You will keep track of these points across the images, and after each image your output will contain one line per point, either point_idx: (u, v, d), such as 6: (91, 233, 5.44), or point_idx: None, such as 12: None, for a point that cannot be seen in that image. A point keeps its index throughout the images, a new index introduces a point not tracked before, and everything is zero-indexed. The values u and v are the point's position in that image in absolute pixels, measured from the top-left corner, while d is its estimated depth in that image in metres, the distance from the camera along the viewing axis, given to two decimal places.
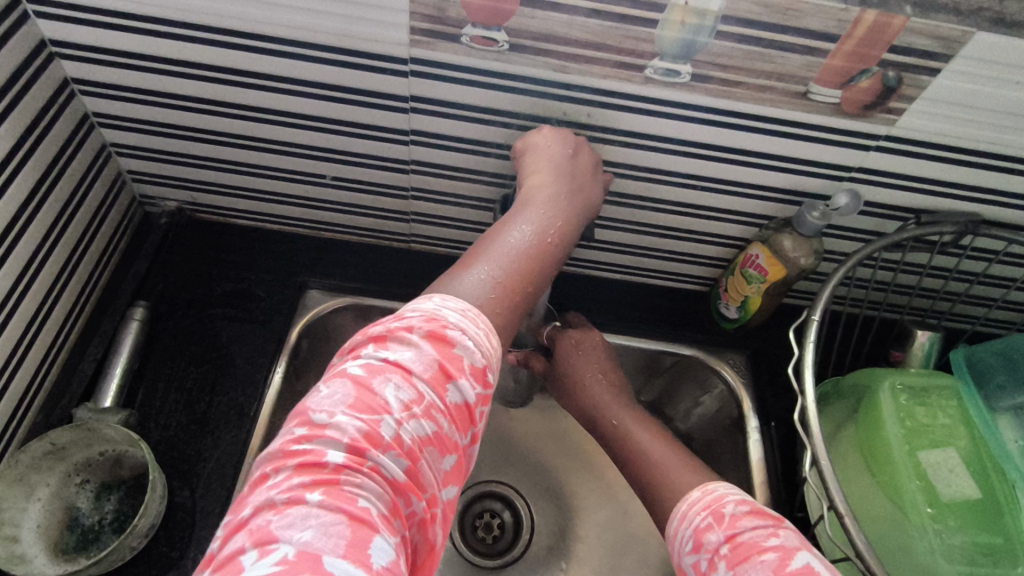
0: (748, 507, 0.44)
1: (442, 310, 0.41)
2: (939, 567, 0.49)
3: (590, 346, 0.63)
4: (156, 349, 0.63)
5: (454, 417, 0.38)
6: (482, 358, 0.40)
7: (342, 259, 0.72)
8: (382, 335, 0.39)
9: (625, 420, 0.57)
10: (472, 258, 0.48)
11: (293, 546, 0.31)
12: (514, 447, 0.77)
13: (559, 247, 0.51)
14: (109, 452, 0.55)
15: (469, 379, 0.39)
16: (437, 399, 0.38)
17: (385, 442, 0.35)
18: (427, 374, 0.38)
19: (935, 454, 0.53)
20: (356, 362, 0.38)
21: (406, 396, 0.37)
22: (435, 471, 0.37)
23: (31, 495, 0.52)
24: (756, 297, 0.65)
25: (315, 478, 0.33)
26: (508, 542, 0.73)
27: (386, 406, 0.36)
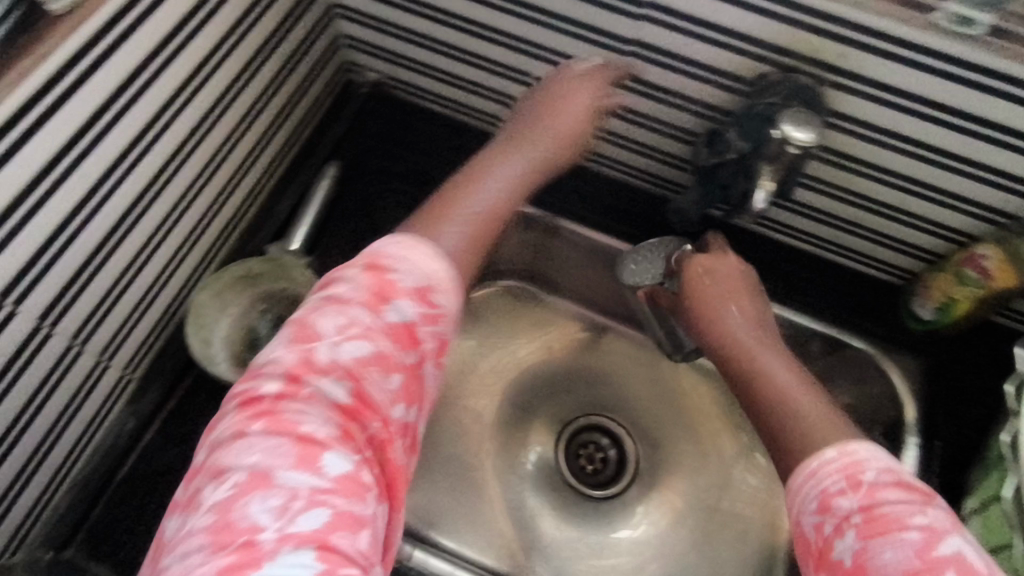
0: (891, 477, 0.41)
1: (384, 247, 0.43)
2: None
3: (722, 275, 0.58)
4: (340, 207, 0.68)
5: (396, 336, 0.40)
6: (428, 283, 0.42)
7: None
8: (376, 258, 0.42)
9: (763, 361, 0.52)
10: (437, 211, 0.49)
11: (243, 468, 0.35)
12: (630, 396, 0.76)
13: (510, 207, 0.53)
14: (289, 290, 0.59)
15: (410, 300, 0.41)
16: (369, 317, 0.40)
17: (323, 366, 0.39)
18: (365, 299, 0.40)
19: None
20: (317, 302, 0.41)
21: (343, 323, 0.40)
22: (383, 390, 0.40)
23: (224, 309, 0.58)
24: (966, 303, 0.58)
25: (257, 410, 0.37)
26: (611, 476, 0.74)
27: (320, 335, 0.39)
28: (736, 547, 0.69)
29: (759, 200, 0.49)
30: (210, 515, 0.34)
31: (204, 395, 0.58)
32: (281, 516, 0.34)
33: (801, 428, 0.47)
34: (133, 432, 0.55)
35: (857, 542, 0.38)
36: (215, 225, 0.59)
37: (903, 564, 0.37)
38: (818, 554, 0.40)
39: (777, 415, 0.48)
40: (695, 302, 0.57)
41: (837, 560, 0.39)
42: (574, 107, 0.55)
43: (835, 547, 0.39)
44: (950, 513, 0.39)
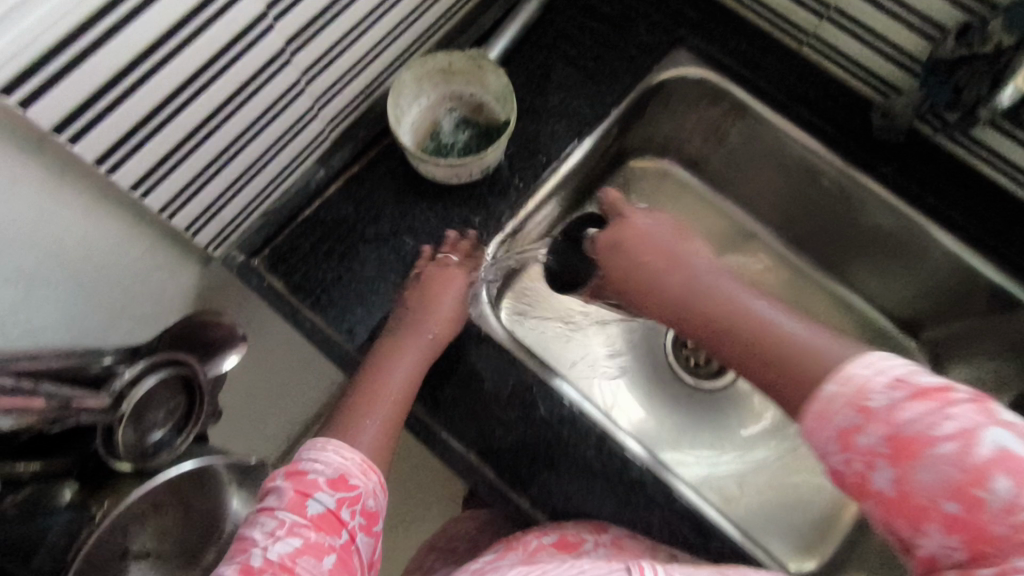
0: (905, 391, 0.35)
1: (302, 455, 0.48)
2: None
3: (636, 242, 0.54)
4: (538, 33, 0.68)
5: (321, 528, 0.44)
6: (336, 471, 0.47)
7: (726, 31, 0.69)
8: (295, 468, 0.47)
9: (748, 307, 0.44)
10: (352, 423, 0.51)
11: None
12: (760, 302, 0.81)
13: (403, 401, 0.53)
14: (478, 96, 0.64)
15: (326, 491, 0.46)
16: (299, 517, 0.44)
17: (259, 566, 0.42)
18: (284, 503, 0.45)
19: None
20: (246, 523, 0.45)
21: (267, 529, 0.44)
22: (317, 568, 0.43)
23: (419, 96, 0.63)
24: None
25: None
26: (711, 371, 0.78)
27: (254, 541, 0.43)
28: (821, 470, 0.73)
29: (1007, 96, 0.51)
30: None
31: (382, 167, 0.63)
32: None
33: (807, 388, 0.39)
34: (321, 183, 0.62)
35: (891, 473, 0.35)
36: (430, 15, 0.62)
37: (942, 483, 0.34)
38: (854, 484, 0.37)
39: (760, 357, 0.42)
40: (656, 260, 0.52)
41: (877, 490, 0.36)
42: (442, 284, 0.57)
43: (872, 478, 0.36)
44: (978, 399, 0.35)
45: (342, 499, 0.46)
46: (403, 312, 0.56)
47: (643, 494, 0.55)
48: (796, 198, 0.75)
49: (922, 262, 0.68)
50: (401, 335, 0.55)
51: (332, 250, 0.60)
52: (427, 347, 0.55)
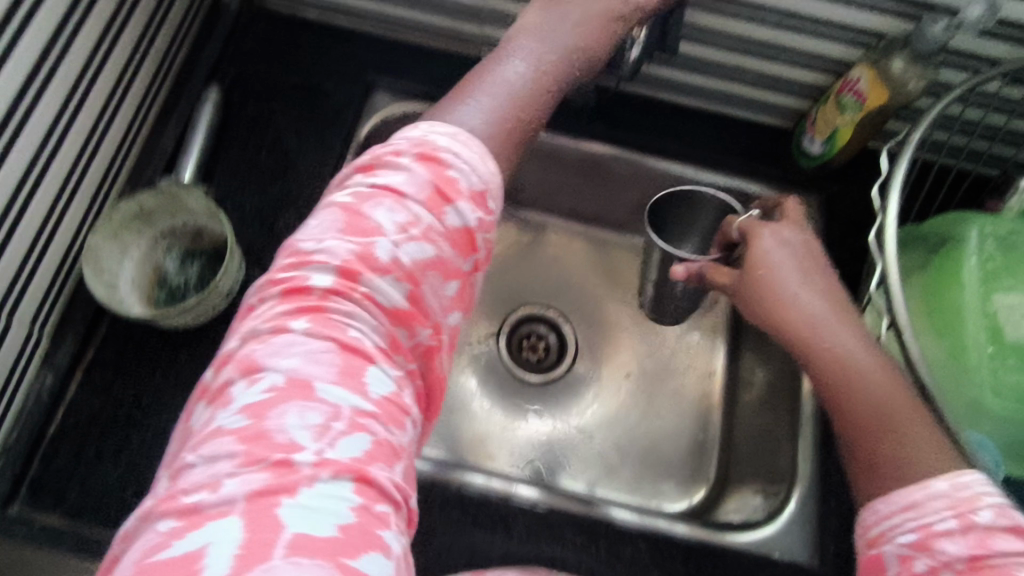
0: (1009, 523, 0.36)
1: (435, 135, 0.40)
2: (987, 403, 0.49)
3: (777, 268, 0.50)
4: (229, 133, 0.65)
5: (455, 238, 0.39)
6: (478, 180, 0.40)
7: (408, 62, 0.71)
8: (425, 150, 0.39)
9: (801, 304, 0.48)
10: (469, 86, 0.45)
11: (280, 374, 0.33)
12: (567, 279, 0.85)
13: (551, 97, 0.47)
14: (191, 224, 0.59)
15: (468, 203, 0.39)
16: (433, 218, 0.38)
17: (378, 264, 0.36)
18: (420, 195, 0.38)
19: (1011, 298, 0.50)
20: (360, 198, 0.38)
21: (401, 219, 0.37)
22: (440, 297, 0.38)
23: (125, 251, 0.57)
24: (847, 128, 0.59)
25: (299, 307, 0.35)
26: (553, 361, 0.82)
27: (379, 230, 0.37)
28: (674, 401, 0.79)
29: (632, 45, 0.57)
30: (241, 419, 0.32)
31: (119, 339, 0.57)
32: (321, 437, 0.32)
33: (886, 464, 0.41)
34: (55, 388, 0.55)
35: None
36: (95, 167, 0.57)
37: None
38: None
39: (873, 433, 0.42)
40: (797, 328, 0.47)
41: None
42: (603, 36, 0.50)
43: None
44: None
45: (450, 177, 0.39)
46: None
47: (522, 519, 0.55)
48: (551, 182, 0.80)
49: None
50: (534, 34, 0.48)
51: (99, 452, 0.53)
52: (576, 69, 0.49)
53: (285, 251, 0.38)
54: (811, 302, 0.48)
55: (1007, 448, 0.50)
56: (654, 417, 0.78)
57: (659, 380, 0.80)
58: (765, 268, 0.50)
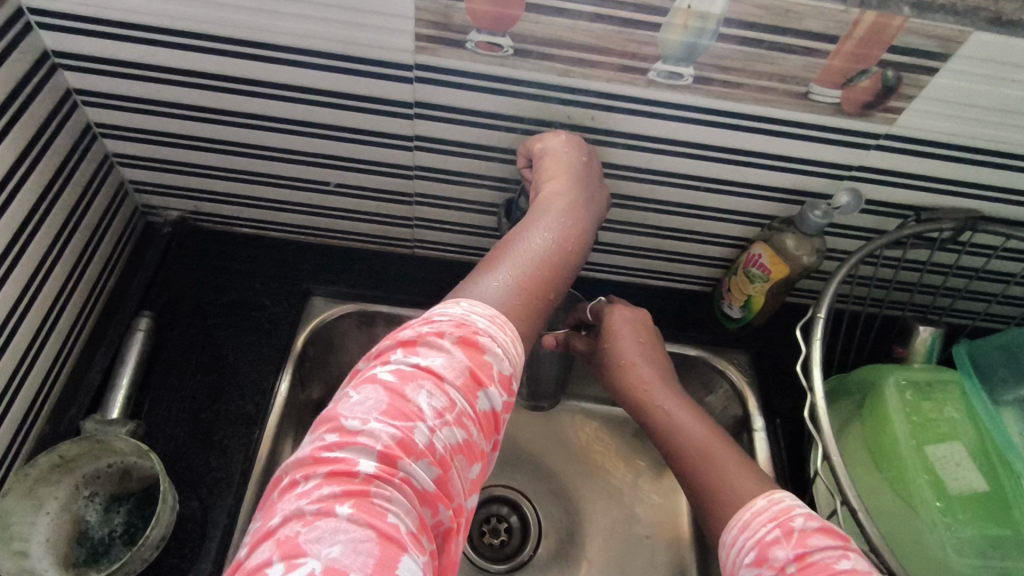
0: (817, 523, 0.40)
1: (471, 315, 0.41)
2: (950, 560, 0.49)
3: (630, 326, 0.58)
4: (161, 358, 0.64)
5: (482, 426, 0.38)
6: (509, 366, 0.40)
7: (344, 265, 0.74)
8: (468, 337, 0.39)
9: (643, 364, 0.56)
10: (495, 260, 0.47)
11: (321, 561, 0.30)
12: (521, 452, 0.83)
13: (570, 262, 0.50)
14: (118, 463, 0.55)
15: (497, 387, 0.39)
16: (469, 406, 0.38)
17: (417, 450, 0.35)
18: (459, 381, 0.37)
19: (941, 448, 0.54)
20: (399, 376, 0.37)
21: (439, 403, 0.37)
22: (463, 480, 0.37)
23: (41, 508, 0.52)
24: (759, 296, 0.66)
25: (345, 489, 0.33)
26: (517, 544, 0.77)
27: (421, 413, 0.36)
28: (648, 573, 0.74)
29: None
30: None
31: None
32: None
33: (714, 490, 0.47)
34: None
35: None
36: (12, 415, 0.55)
37: None
38: None
39: (699, 471, 0.49)
40: (636, 381, 0.55)
41: None
42: (597, 194, 0.54)
43: None
44: None
45: (491, 366, 0.39)
46: (557, 159, 0.52)
47: None
48: None
49: None
50: (546, 189, 0.52)
51: None
52: (587, 227, 0.52)
53: (325, 422, 0.36)
54: (645, 359, 0.56)
55: None
56: None
57: (630, 552, 0.76)
58: (608, 339, 0.58)
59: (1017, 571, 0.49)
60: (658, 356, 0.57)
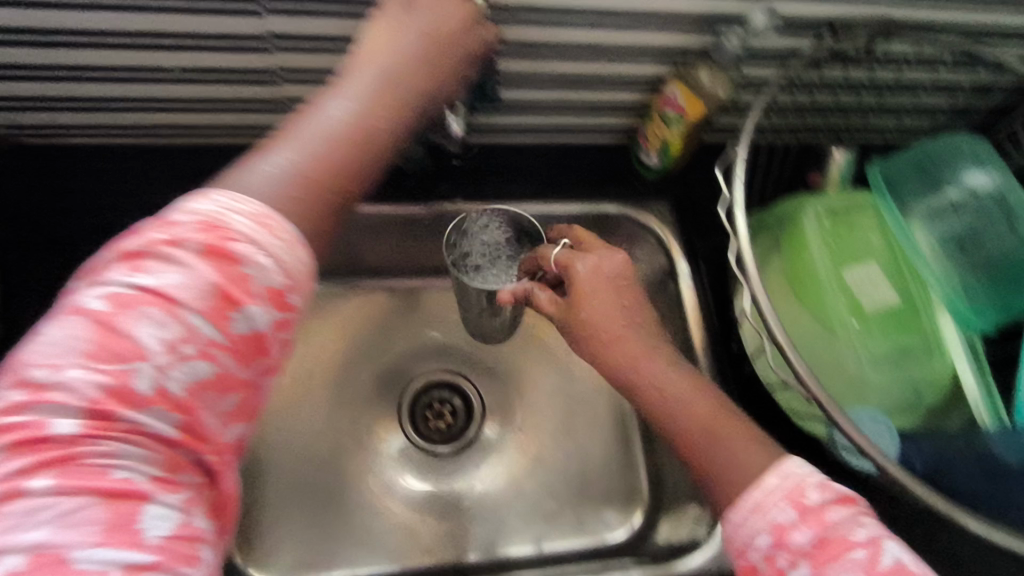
0: (832, 494, 0.40)
1: (224, 218, 0.36)
2: (866, 375, 0.52)
3: (607, 272, 0.52)
4: None
5: (240, 351, 0.35)
6: (280, 277, 0.36)
7: None
8: (212, 247, 0.34)
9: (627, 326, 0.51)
10: (280, 139, 0.41)
11: (19, 549, 0.28)
12: (453, 335, 0.80)
13: (382, 136, 0.44)
14: None
15: (260, 303, 0.35)
16: (216, 333, 0.34)
17: (140, 397, 0.32)
18: (197, 304, 0.33)
19: (857, 271, 0.55)
20: (116, 304, 0.32)
21: (170, 334, 0.33)
22: (219, 414, 0.34)
23: None
24: (677, 140, 0.62)
25: (41, 458, 0.30)
26: (463, 425, 0.77)
27: (142, 351, 0.32)
28: (591, 428, 0.77)
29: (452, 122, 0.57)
30: None
31: None
32: None
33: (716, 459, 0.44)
34: None
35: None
36: None
37: None
38: None
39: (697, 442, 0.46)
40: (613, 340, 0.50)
41: None
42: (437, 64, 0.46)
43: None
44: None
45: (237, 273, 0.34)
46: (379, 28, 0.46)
47: None
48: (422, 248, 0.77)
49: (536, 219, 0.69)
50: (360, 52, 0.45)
51: None
52: (393, 89, 0.45)
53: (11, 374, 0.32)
54: (629, 320, 0.51)
55: (892, 408, 0.52)
56: (574, 448, 0.76)
57: (572, 412, 0.77)
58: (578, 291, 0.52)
59: (923, 375, 0.52)
60: (639, 310, 0.52)
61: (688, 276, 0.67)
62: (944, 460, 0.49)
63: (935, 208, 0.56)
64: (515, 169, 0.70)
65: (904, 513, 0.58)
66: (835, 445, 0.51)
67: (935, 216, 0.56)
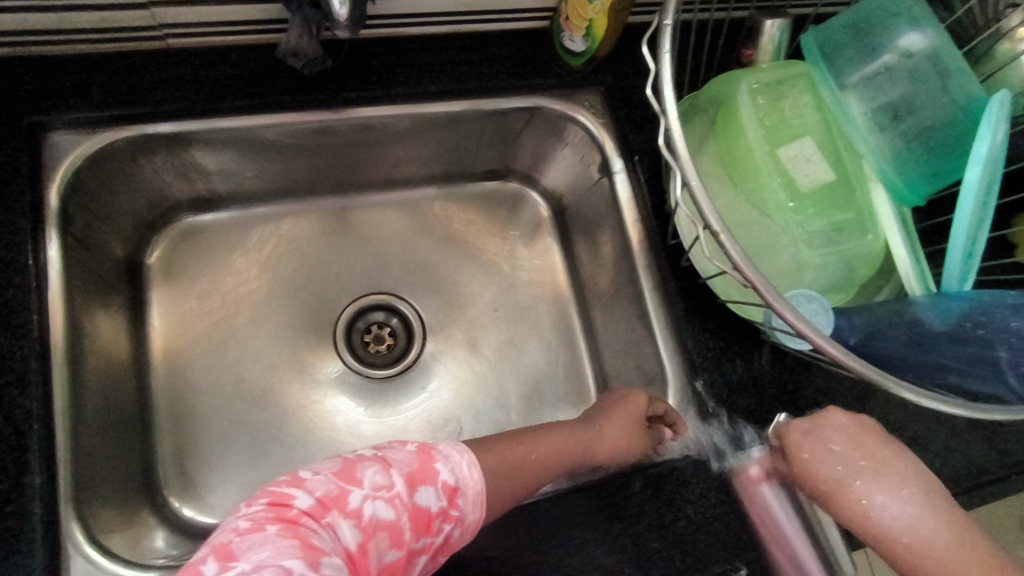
0: None
1: (435, 444, 0.49)
2: (803, 256, 0.51)
3: (834, 434, 0.45)
4: None
5: (414, 522, 0.43)
6: (455, 479, 0.47)
7: (78, 78, 0.55)
8: (425, 445, 0.48)
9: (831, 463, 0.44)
10: None
11: (247, 563, 0.37)
12: (385, 255, 0.76)
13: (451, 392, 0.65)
14: None
15: (435, 490, 0.45)
16: (403, 489, 0.44)
17: (348, 508, 0.42)
18: (403, 468, 0.45)
19: (792, 147, 0.52)
20: (362, 457, 0.46)
21: (381, 478, 0.44)
22: (379, 560, 0.42)
23: None
24: (602, 18, 0.57)
25: (282, 515, 0.40)
26: (404, 345, 0.74)
27: (359, 482, 0.43)
28: (536, 337, 0.75)
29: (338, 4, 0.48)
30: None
31: None
32: None
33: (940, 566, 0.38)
34: None
35: None
36: None
37: None
38: None
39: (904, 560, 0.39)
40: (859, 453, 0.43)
41: None
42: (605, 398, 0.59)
43: None
44: None
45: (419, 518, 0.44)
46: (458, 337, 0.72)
47: None
48: (341, 162, 0.70)
49: (458, 119, 0.65)
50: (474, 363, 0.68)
51: None
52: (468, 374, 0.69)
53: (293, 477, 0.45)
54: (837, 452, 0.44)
55: (827, 286, 0.52)
56: (521, 357, 0.74)
57: (516, 323, 0.75)
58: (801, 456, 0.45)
59: (856, 250, 0.51)
60: (858, 443, 0.44)
61: (622, 168, 0.64)
62: (874, 330, 0.50)
63: (870, 76, 0.53)
64: (431, 64, 0.63)
65: (842, 386, 0.59)
66: (771, 328, 0.50)
67: (869, 85, 0.53)
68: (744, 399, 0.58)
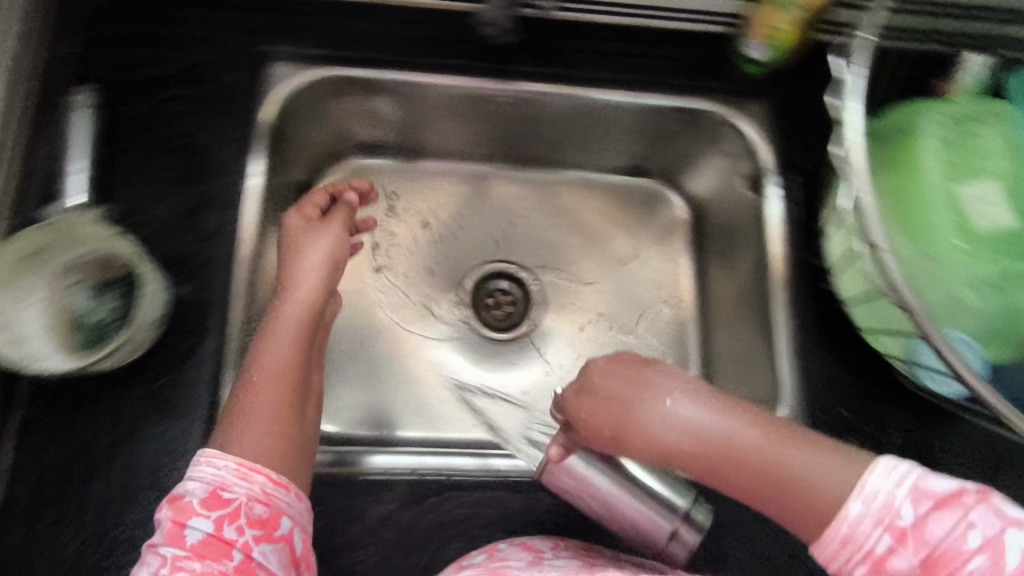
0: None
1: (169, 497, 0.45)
2: (967, 298, 0.48)
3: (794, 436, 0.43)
4: (117, 138, 0.59)
5: (206, 550, 0.42)
6: (211, 480, 0.45)
7: (306, 18, 0.64)
8: (174, 494, 0.45)
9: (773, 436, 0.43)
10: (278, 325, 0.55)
11: None
12: (518, 228, 0.80)
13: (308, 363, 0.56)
14: (96, 250, 0.54)
15: (201, 513, 0.43)
16: (177, 549, 0.42)
17: None
18: (163, 537, 0.43)
19: (973, 186, 0.50)
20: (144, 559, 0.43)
21: (153, 566, 0.42)
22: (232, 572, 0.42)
23: (27, 296, 0.51)
24: (790, 26, 0.61)
25: None
26: (521, 314, 0.77)
27: None
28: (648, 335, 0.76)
29: None
30: None
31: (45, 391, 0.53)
32: None
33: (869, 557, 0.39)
34: None
35: None
36: None
37: None
38: None
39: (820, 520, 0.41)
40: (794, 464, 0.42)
41: None
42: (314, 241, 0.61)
43: None
44: None
45: (237, 504, 0.45)
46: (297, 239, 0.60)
47: (515, 501, 0.55)
48: (500, 132, 0.74)
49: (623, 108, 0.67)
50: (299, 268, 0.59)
51: (55, 519, 0.50)
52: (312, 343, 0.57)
53: None
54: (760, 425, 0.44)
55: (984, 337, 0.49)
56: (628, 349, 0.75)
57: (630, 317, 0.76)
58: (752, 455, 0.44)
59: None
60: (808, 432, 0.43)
61: (779, 185, 0.63)
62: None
63: None
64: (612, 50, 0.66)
65: (974, 450, 0.55)
66: None
67: None
68: (863, 437, 0.55)
